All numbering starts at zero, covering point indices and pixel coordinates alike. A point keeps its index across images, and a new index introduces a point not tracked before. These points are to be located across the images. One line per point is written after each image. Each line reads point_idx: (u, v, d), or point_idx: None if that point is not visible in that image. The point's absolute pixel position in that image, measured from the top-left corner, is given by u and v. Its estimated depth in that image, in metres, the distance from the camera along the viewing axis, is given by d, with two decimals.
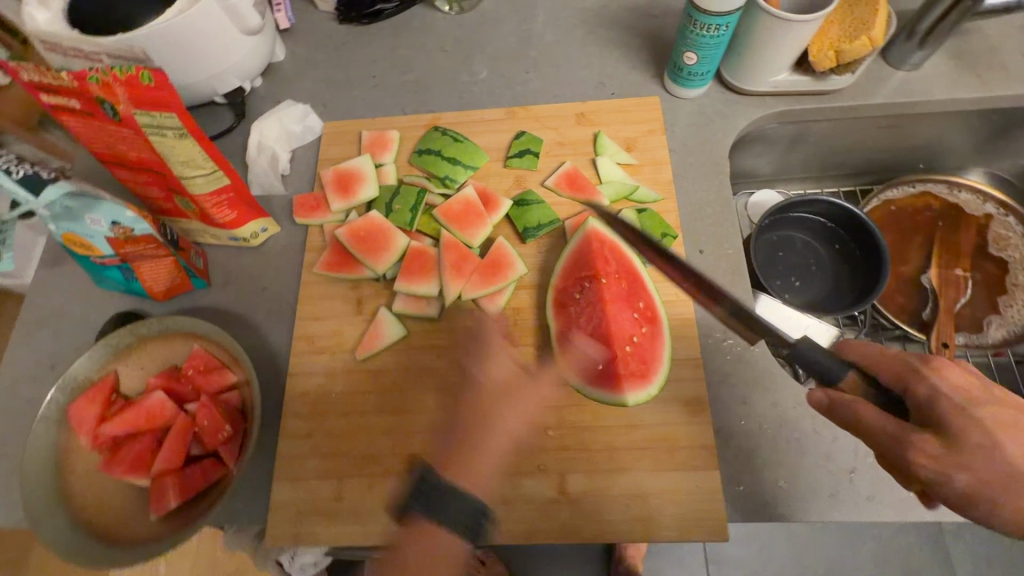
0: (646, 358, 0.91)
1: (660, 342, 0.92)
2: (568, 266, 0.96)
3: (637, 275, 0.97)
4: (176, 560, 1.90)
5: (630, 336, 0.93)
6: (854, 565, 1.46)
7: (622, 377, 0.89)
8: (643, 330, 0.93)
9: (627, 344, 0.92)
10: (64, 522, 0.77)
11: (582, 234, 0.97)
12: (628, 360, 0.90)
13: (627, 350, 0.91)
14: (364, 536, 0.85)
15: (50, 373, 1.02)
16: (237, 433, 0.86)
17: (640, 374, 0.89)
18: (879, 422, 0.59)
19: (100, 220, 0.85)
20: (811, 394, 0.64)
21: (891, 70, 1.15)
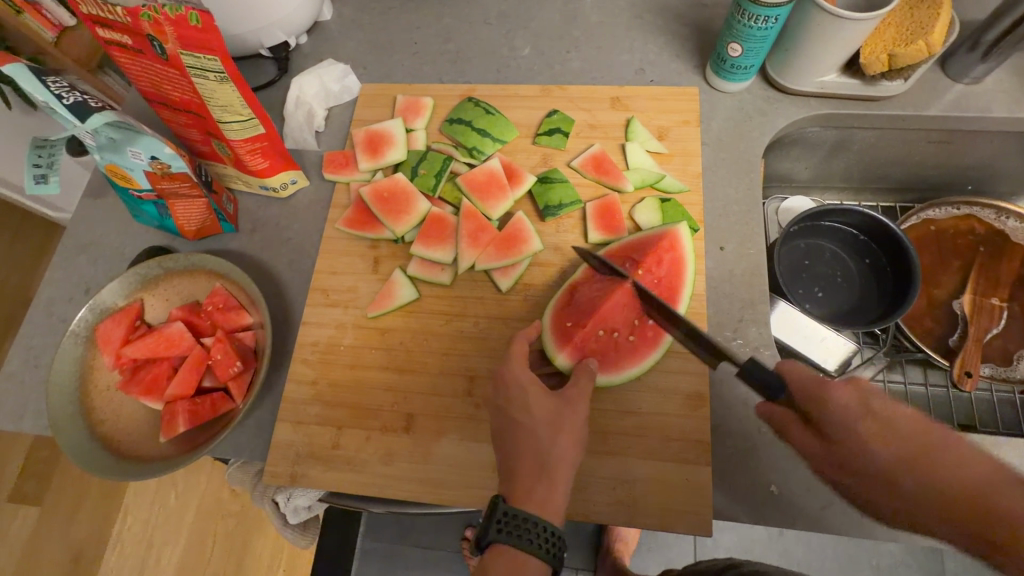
0: (608, 356, 0.90)
1: (634, 360, 0.89)
2: (627, 244, 0.95)
3: (673, 296, 0.91)
4: (187, 495, 2.00)
5: (613, 329, 0.91)
6: None
7: (573, 347, 0.89)
8: (628, 339, 0.91)
9: (604, 330, 0.91)
10: (80, 432, 0.83)
11: (662, 229, 0.94)
12: (589, 342, 0.90)
13: (599, 334, 0.90)
14: (354, 483, 0.88)
15: (84, 297, 1.08)
16: (247, 371, 0.90)
17: (590, 355, 0.89)
18: (804, 440, 0.75)
19: (140, 154, 0.89)
20: (760, 410, 0.80)
21: (948, 83, 1.09)
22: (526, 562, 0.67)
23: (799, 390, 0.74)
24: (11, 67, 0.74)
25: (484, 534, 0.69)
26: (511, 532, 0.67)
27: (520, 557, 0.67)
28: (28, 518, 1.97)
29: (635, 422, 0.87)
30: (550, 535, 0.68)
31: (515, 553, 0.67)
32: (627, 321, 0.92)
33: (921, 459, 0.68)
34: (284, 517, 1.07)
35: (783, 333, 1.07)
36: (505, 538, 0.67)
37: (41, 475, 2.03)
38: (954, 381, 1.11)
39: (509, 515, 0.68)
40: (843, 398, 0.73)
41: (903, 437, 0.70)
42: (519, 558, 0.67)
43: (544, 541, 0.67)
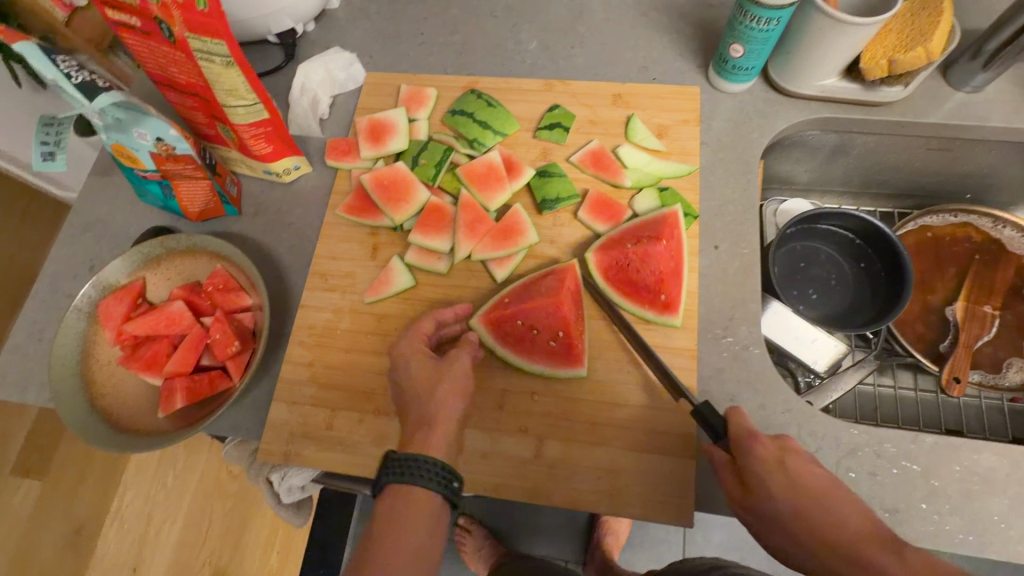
0: (523, 343, 0.93)
1: (548, 362, 0.91)
2: (629, 228, 0.98)
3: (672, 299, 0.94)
4: (185, 475, 2.04)
5: (535, 330, 0.93)
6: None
7: (493, 319, 0.93)
8: (548, 343, 0.93)
9: (525, 323, 0.94)
10: (81, 404, 0.85)
11: (659, 212, 0.98)
12: (507, 326, 0.94)
13: (518, 325, 0.94)
14: (346, 464, 0.90)
15: (88, 274, 1.11)
16: (245, 351, 0.92)
17: (504, 333, 0.93)
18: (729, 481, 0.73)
19: (146, 135, 0.91)
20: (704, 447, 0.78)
21: (949, 90, 1.10)
22: (419, 497, 0.69)
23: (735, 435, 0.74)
24: (21, 45, 0.76)
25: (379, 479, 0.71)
26: (404, 473, 0.69)
27: (413, 492, 0.69)
28: (29, 491, 2.01)
29: (623, 416, 0.89)
30: (441, 471, 0.70)
31: (406, 489, 0.69)
32: (552, 327, 0.93)
33: (824, 524, 0.65)
34: (277, 496, 1.09)
35: (773, 334, 1.09)
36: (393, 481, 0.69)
37: (42, 450, 2.07)
38: (942, 385, 1.13)
39: (400, 459, 0.71)
40: (767, 452, 0.71)
41: (812, 500, 0.67)
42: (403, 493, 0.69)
43: (437, 478, 0.70)
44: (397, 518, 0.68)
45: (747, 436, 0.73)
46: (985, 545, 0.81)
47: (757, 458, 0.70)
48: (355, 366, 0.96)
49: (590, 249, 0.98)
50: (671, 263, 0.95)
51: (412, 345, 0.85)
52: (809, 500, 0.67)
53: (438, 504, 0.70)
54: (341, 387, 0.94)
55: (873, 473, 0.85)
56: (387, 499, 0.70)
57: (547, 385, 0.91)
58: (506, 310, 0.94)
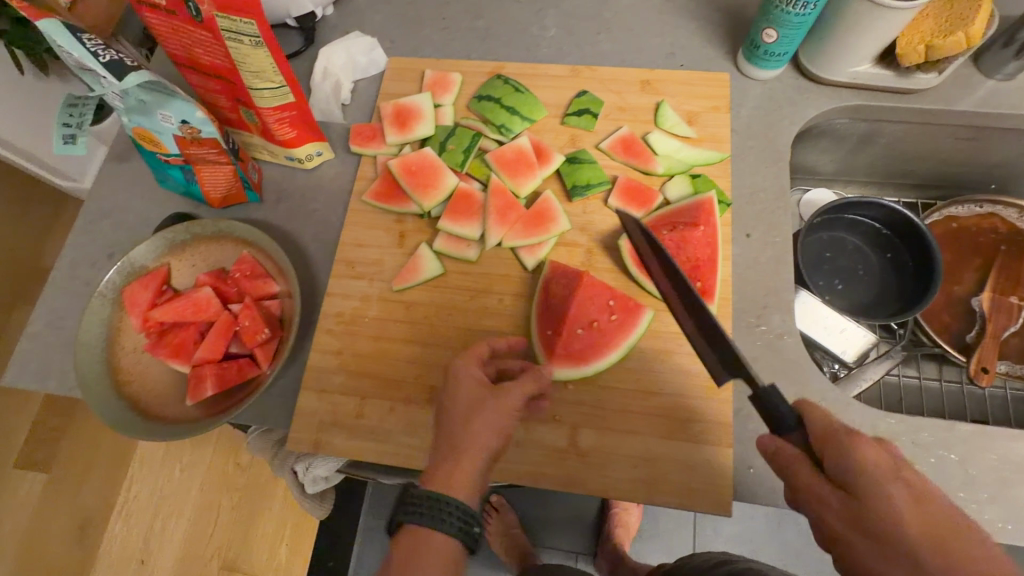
0: (596, 344, 0.91)
1: (614, 346, 0.90)
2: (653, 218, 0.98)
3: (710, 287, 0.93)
4: (193, 468, 2.02)
5: (589, 319, 0.92)
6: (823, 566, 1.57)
7: (555, 352, 0.90)
8: (609, 319, 0.93)
9: (583, 326, 0.92)
10: (108, 392, 0.84)
11: (695, 200, 0.97)
12: (571, 340, 0.92)
13: (578, 332, 0.92)
14: (377, 453, 0.89)
15: (107, 261, 1.09)
16: (273, 339, 0.90)
17: (575, 352, 0.91)
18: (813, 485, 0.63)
19: (170, 118, 0.89)
20: (762, 442, 0.68)
21: (981, 78, 1.08)
22: (438, 541, 0.62)
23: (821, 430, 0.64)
24: (47, 23, 0.74)
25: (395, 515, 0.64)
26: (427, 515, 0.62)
27: (434, 536, 0.62)
28: (35, 485, 1.99)
29: (657, 404, 0.88)
30: (465, 514, 0.63)
31: (427, 533, 0.62)
32: (602, 304, 0.94)
33: (943, 546, 0.56)
34: (301, 486, 1.08)
35: (804, 323, 1.08)
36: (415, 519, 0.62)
37: (48, 443, 2.05)
38: (969, 376, 1.12)
39: (424, 498, 0.63)
40: (873, 455, 0.61)
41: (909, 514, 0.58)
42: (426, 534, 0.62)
43: (459, 521, 0.62)
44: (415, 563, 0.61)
45: (845, 433, 0.62)
46: None
47: (857, 462, 0.61)
48: (384, 354, 0.94)
49: (618, 237, 0.97)
50: (707, 250, 0.94)
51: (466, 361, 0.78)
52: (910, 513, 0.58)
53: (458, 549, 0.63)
54: (371, 376, 0.93)
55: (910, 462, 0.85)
56: (406, 539, 0.63)
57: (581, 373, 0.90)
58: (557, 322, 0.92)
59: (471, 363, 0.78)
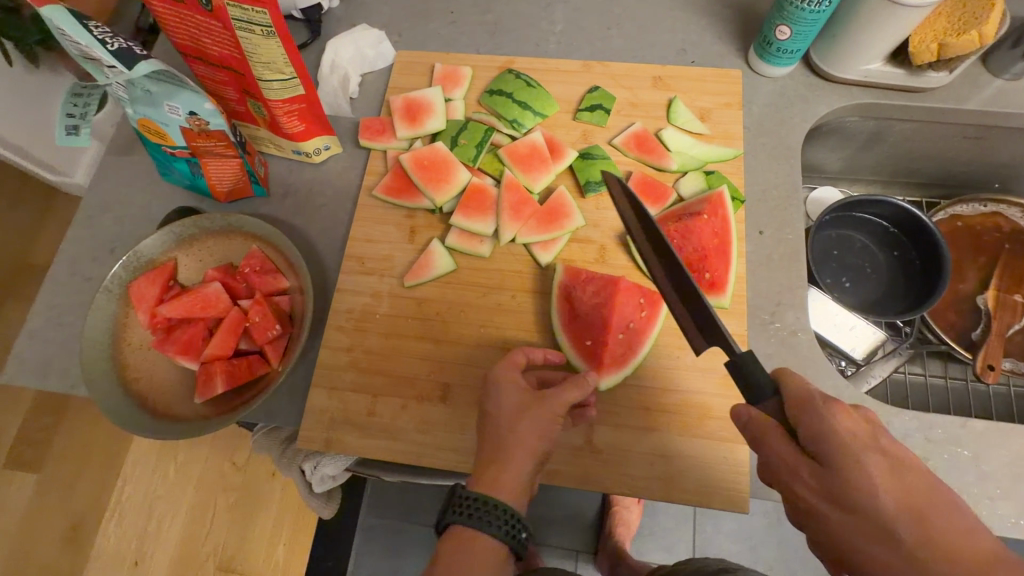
0: (634, 341, 0.90)
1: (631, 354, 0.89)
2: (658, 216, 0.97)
3: (720, 279, 0.92)
4: (188, 467, 1.99)
5: (624, 321, 0.92)
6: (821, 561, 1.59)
7: (598, 358, 0.89)
8: (641, 314, 0.92)
9: (620, 329, 0.92)
10: (115, 390, 0.82)
11: (707, 195, 0.96)
12: (613, 343, 0.91)
13: (618, 337, 0.91)
14: (389, 450, 0.88)
15: (109, 256, 1.06)
16: (284, 336, 0.88)
17: (620, 355, 0.90)
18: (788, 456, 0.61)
19: (177, 109, 0.87)
20: (735, 410, 0.66)
21: (989, 77, 1.09)
22: (484, 543, 0.66)
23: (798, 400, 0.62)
24: (52, 11, 0.71)
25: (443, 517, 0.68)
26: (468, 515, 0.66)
27: (479, 539, 0.66)
28: (25, 484, 1.95)
29: (672, 400, 0.88)
30: (508, 515, 0.66)
31: (472, 534, 0.66)
32: (630, 302, 0.93)
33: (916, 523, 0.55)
34: (309, 485, 1.06)
35: (815, 319, 1.09)
36: (462, 519, 0.66)
37: (39, 442, 2.00)
38: (976, 373, 1.12)
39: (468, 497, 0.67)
40: (848, 426, 0.59)
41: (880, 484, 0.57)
42: (472, 536, 0.66)
43: (503, 523, 0.66)
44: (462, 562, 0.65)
45: (822, 401, 0.61)
46: None
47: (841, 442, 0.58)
48: (396, 351, 0.93)
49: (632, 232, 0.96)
50: (713, 240, 0.94)
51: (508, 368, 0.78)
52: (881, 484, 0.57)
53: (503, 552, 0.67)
54: (382, 373, 0.92)
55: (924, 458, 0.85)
56: (452, 540, 0.67)
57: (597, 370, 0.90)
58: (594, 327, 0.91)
59: (511, 367, 0.79)
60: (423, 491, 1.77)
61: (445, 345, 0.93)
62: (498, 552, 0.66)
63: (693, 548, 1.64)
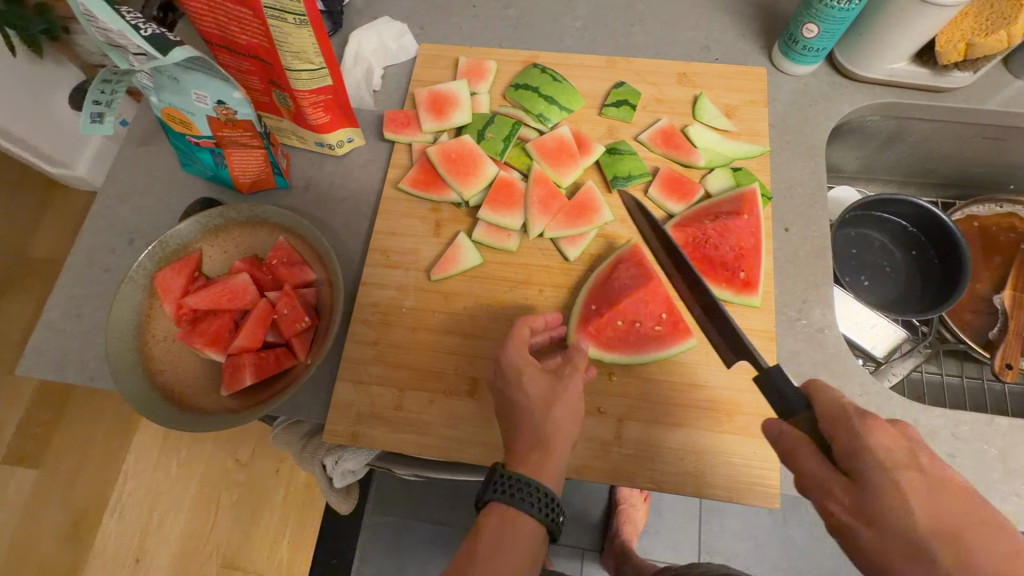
0: (629, 341, 0.90)
1: (656, 346, 0.89)
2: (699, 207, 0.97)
3: (752, 278, 0.92)
4: (190, 464, 1.94)
5: (643, 320, 0.92)
6: (828, 560, 1.60)
7: (590, 330, 0.89)
8: (652, 327, 0.91)
9: (627, 318, 0.92)
10: (141, 382, 0.80)
11: (739, 192, 0.96)
12: (608, 328, 0.90)
13: (617, 323, 0.91)
14: (417, 444, 0.87)
15: (127, 247, 1.05)
16: (312, 328, 0.87)
17: (609, 339, 0.90)
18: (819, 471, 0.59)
19: (205, 97, 0.86)
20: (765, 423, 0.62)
21: (1010, 78, 1.09)
22: (522, 524, 0.66)
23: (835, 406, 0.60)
24: None
25: (482, 494, 0.68)
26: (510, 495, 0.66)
27: (515, 517, 0.66)
28: (25, 479, 1.93)
29: (701, 395, 0.88)
30: (548, 499, 0.66)
31: (511, 513, 0.66)
32: (653, 310, 0.92)
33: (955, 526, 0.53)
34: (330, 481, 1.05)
35: (839, 316, 1.10)
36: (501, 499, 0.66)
37: (40, 438, 1.97)
38: (993, 371, 1.13)
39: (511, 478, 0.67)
40: (887, 439, 0.56)
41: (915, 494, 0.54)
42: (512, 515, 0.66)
43: (541, 505, 0.66)
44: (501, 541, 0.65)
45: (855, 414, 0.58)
46: None
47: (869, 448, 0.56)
48: (422, 345, 0.92)
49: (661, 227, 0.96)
50: (751, 240, 0.94)
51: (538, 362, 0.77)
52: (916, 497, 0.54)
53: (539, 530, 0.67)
54: (408, 367, 0.91)
55: (951, 455, 0.86)
56: (492, 518, 0.67)
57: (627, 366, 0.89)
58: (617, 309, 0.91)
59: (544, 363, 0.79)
60: (430, 489, 1.77)
61: (473, 338, 0.92)
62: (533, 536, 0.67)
63: (699, 548, 1.64)
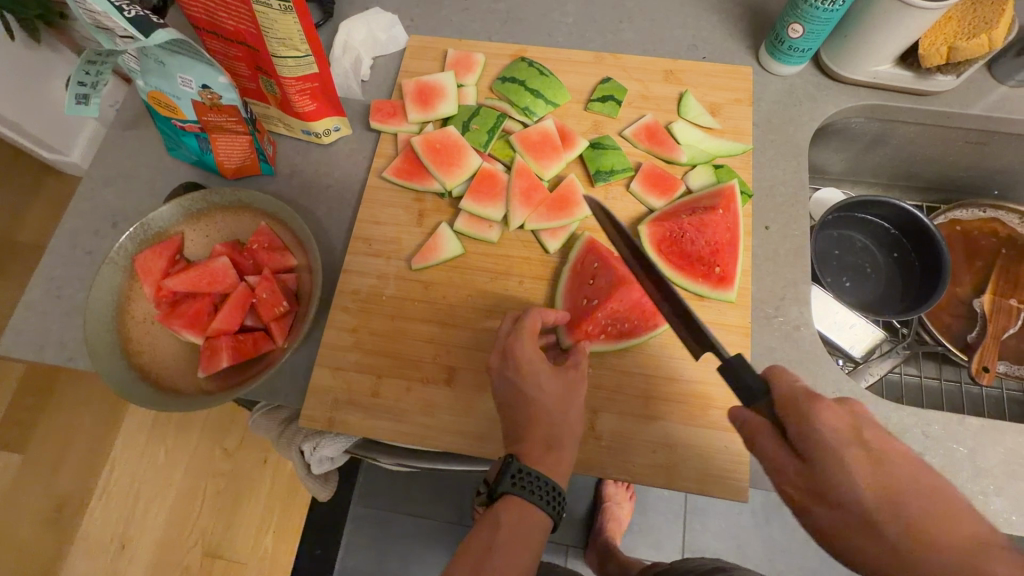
0: (581, 282, 0.94)
1: (568, 304, 0.91)
2: (688, 200, 0.98)
3: (729, 276, 0.93)
4: (177, 452, 1.94)
5: (590, 298, 0.93)
6: (809, 561, 1.61)
7: (592, 248, 0.96)
8: (583, 300, 0.92)
9: (592, 279, 0.95)
10: (118, 362, 0.81)
11: (718, 188, 0.97)
12: (591, 262, 0.95)
13: (594, 266, 0.95)
14: (390, 429, 0.88)
15: (111, 229, 1.05)
16: (290, 313, 0.88)
17: (579, 263, 0.95)
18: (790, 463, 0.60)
19: (190, 82, 0.86)
20: (731, 409, 0.67)
21: (993, 84, 1.10)
22: (533, 516, 0.70)
23: (791, 396, 0.62)
24: None
25: (497, 487, 0.71)
26: (525, 488, 0.70)
27: (528, 509, 0.70)
28: (11, 463, 1.93)
29: (674, 388, 0.88)
30: (556, 492, 0.71)
31: (524, 505, 0.70)
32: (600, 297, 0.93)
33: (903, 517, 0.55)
34: (307, 467, 1.05)
35: (817, 316, 1.11)
36: (518, 493, 0.70)
37: (26, 423, 1.97)
38: (971, 374, 1.13)
39: (528, 474, 0.71)
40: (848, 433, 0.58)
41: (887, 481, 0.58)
42: (521, 505, 0.70)
43: (549, 496, 0.71)
44: (517, 531, 0.69)
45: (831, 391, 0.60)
46: None
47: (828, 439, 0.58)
48: (401, 332, 0.93)
49: (642, 222, 0.97)
50: (726, 235, 0.95)
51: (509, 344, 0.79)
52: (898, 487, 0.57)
53: (545, 522, 0.71)
54: (385, 355, 0.92)
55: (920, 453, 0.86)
56: (506, 510, 0.70)
57: (603, 358, 0.90)
58: (598, 287, 0.94)
59: (523, 342, 0.80)
60: (415, 482, 1.77)
61: (450, 328, 0.93)
62: (516, 517, 0.70)
63: (682, 548, 1.64)
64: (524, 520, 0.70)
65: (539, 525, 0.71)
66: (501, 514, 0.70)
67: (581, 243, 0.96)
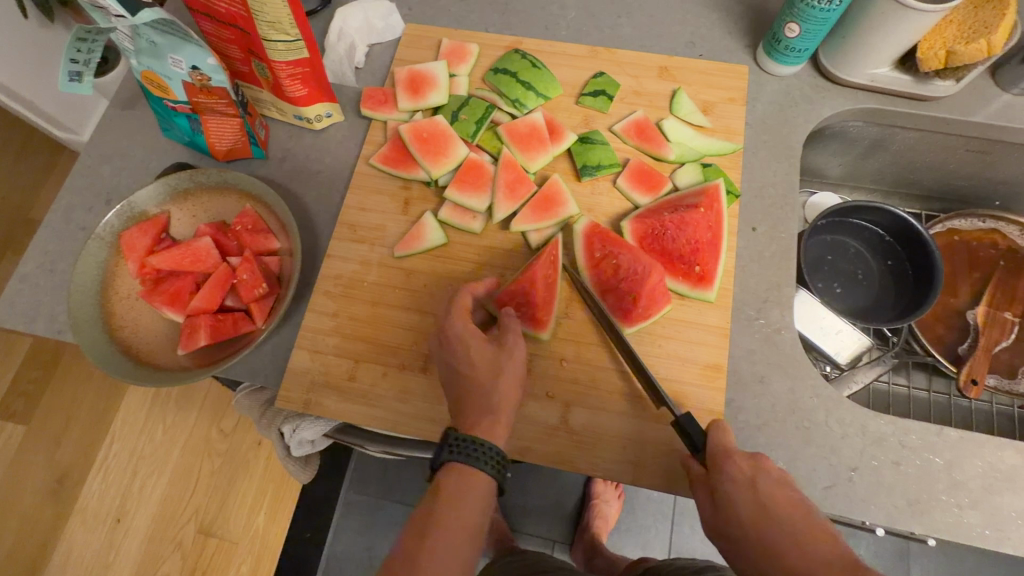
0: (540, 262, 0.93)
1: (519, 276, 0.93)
2: (670, 197, 0.97)
3: (711, 276, 0.92)
4: (173, 431, 1.97)
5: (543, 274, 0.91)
6: None
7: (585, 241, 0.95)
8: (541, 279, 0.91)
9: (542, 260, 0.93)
10: (99, 335, 0.83)
11: (703, 186, 0.96)
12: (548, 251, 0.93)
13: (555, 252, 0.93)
14: (364, 413, 0.89)
15: (105, 207, 1.07)
16: (271, 295, 0.89)
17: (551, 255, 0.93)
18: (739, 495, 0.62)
19: (181, 62, 0.87)
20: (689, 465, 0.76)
21: (997, 91, 1.07)
22: (474, 479, 0.70)
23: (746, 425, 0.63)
24: None
25: (438, 457, 0.72)
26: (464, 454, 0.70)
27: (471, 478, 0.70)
28: (14, 435, 1.96)
29: None
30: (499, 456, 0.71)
31: (466, 472, 0.70)
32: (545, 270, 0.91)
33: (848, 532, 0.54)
34: (287, 449, 1.05)
35: (803, 321, 1.09)
36: (457, 459, 0.70)
37: (31, 396, 2.01)
38: (958, 386, 1.11)
39: (464, 440, 0.71)
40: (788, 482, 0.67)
41: (773, 496, 0.68)
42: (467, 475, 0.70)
43: (490, 459, 0.71)
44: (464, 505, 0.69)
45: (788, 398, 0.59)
46: (1004, 541, 0.81)
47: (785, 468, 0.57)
48: (379, 318, 0.94)
49: (625, 219, 0.97)
50: (708, 234, 0.94)
51: (472, 331, 0.80)
52: (788, 506, 0.67)
53: (490, 484, 0.71)
54: (363, 341, 0.92)
55: (895, 463, 0.85)
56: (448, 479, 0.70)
57: (580, 353, 0.90)
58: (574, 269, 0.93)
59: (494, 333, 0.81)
60: (404, 469, 1.79)
61: (429, 316, 0.93)
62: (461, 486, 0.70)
63: (669, 548, 1.65)
64: (468, 488, 0.69)
65: (488, 494, 0.71)
66: (442, 483, 0.70)
67: (581, 229, 0.95)
